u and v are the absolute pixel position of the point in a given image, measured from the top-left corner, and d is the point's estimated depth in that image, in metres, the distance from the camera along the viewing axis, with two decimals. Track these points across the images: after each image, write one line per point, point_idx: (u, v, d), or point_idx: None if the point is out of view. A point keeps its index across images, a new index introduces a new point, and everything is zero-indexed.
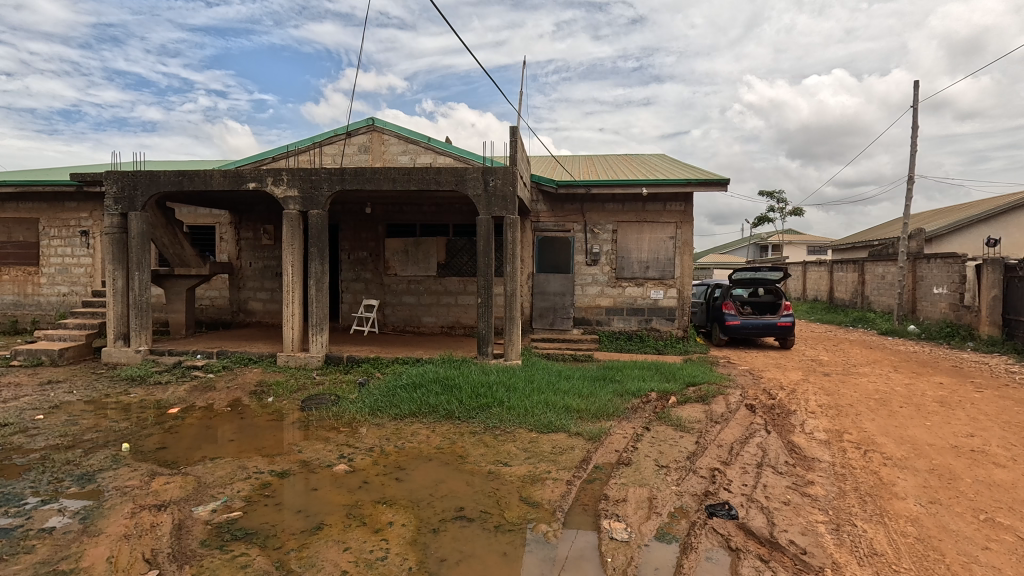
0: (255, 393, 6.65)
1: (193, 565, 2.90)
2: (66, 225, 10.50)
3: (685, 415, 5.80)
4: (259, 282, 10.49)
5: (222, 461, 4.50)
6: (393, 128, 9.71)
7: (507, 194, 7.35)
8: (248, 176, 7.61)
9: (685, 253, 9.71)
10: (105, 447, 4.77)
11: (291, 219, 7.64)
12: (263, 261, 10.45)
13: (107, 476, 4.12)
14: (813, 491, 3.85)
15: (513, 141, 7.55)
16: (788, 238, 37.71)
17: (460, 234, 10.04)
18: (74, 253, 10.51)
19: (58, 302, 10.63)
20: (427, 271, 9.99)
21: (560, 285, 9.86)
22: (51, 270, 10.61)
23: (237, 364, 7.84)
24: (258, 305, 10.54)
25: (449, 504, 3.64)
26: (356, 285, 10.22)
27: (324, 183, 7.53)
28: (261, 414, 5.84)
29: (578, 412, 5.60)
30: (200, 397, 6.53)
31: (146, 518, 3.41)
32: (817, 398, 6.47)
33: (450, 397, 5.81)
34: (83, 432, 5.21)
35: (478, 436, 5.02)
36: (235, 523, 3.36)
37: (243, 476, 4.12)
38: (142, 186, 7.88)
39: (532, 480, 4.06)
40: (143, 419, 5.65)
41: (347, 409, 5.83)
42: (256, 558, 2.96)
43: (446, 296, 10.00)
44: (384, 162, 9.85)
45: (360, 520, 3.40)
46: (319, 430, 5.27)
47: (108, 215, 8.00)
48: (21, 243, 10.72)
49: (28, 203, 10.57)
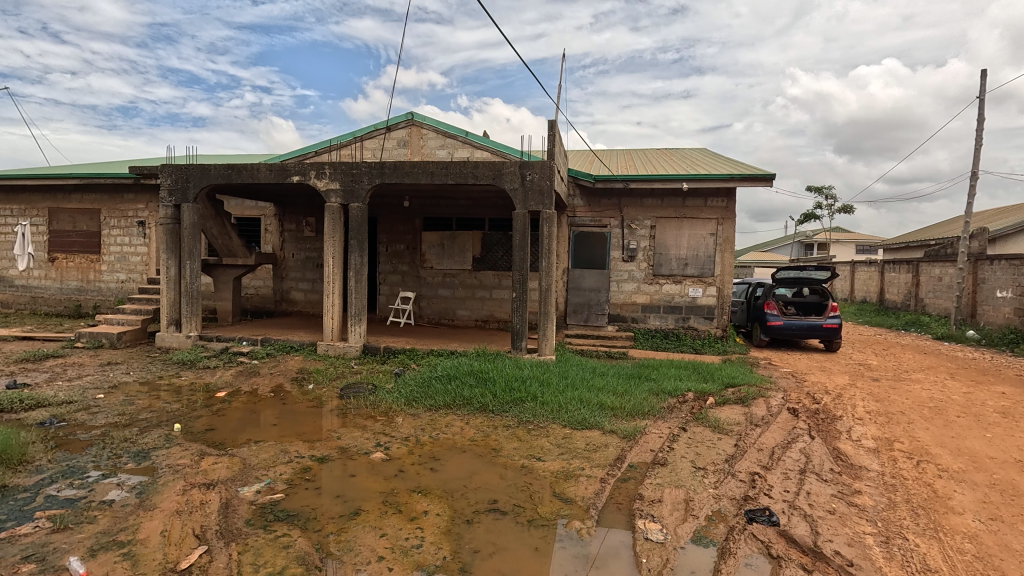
0: (296, 379, 6.89)
1: (240, 542, 3.02)
2: (125, 216, 11.10)
3: (723, 416, 5.65)
4: (301, 272, 10.83)
5: (266, 444, 4.67)
6: (432, 122, 9.81)
7: (543, 189, 7.30)
8: (293, 169, 7.82)
9: (726, 250, 9.44)
10: (159, 427, 5.04)
11: (332, 211, 7.82)
12: (306, 252, 10.77)
13: (161, 454, 4.36)
14: (861, 501, 3.68)
15: (552, 134, 7.51)
16: (835, 236, 36.12)
17: (495, 228, 10.04)
18: (132, 243, 11.10)
19: (117, 289, 11.25)
20: (463, 265, 10.07)
21: (595, 281, 9.75)
22: (111, 258, 11.23)
23: (280, 351, 8.12)
24: (299, 295, 10.89)
25: (482, 496, 3.66)
26: (393, 277, 10.42)
27: (364, 177, 7.66)
28: (302, 400, 6.05)
29: (612, 410, 5.53)
30: (245, 382, 6.81)
31: (196, 495, 3.58)
32: (866, 404, 6.19)
33: (484, 390, 5.85)
34: (139, 411, 5.52)
35: (512, 430, 5.04)
36: (277, 504, 3.49)
37: (285, 460, 4.26)
38: (194, 178, 8.23)
39: (566, 476, 4.04)
40: (192, 401, 5.94)
41: (383, 398, 5.95)
42: (297, 539, 3.06)
43: (481, 290, 10.05)
44: (422, 156, 9.98)
45: (395, 508, 3.47)
46: (356, 418, 5.41)
47: (163, 206, 8.38)
48: (85, 232, 11.38)
49: (91, 195, 11.22)
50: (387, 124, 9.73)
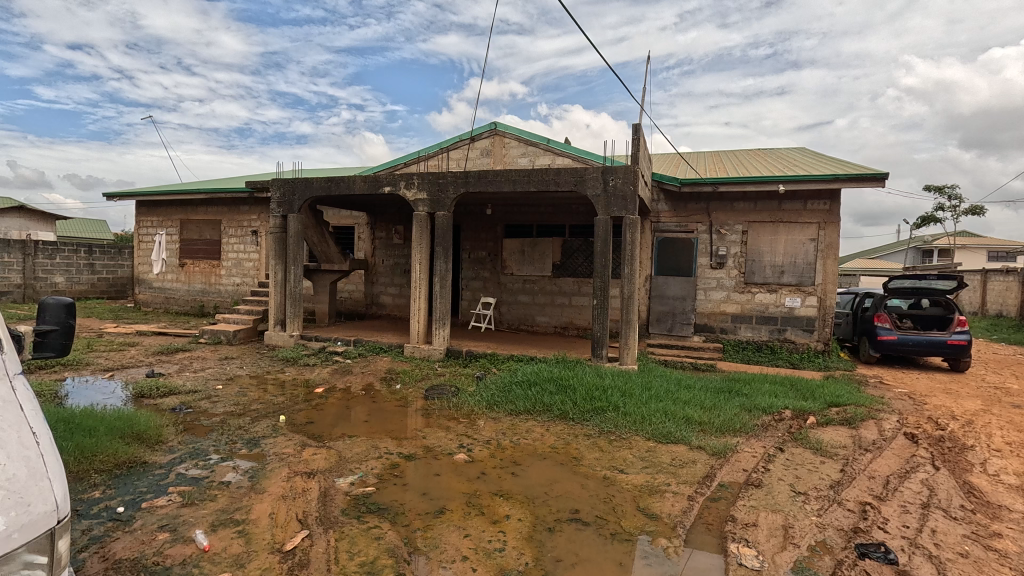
0: (385, 379, 7.26)
1: (337, 530, 3.23)
2: (241, 226, 12.36)
3: (827, 438, 5.17)
4: (389, 277, 11.43)
5: (359, 439, 4.96)
6: (514, 131, 9.98)
7: (627, 194, 7.15)
8: (385, 181, 8.29)
9: (829, 257, 8.68)
10: (267, 417, 5.53)
11: (420, 220, 8.18)
12: (394, 259, 11.36)
13: (269, 442, 4.78)
14: (1002, 546, 3.19)
15: (637, 138, 7.34)
16: (961, 242, 31.96)
17: (576, 234, 9.97)
18: (246, 250, 12.33)
19: (233, 291, 12.54)
20: (543, 271, 10.10)
21: (680, 288, 9.36)
22: (229, 263, 12.55)
23: (371, 351, 8.61)
24: (388, 299, 11.50)
25: (564, 505, 3.63)
26: (475, 283, 10.69)
27: (450, 186, 7.94)
28: (391, 399, 6.36)
29: (700, 424, 5.26)
30: (340, 379, 7.29)
31: (299, 483, 3.87)
32: (1005, 434, 5.38)
33: (565, 397, 5.81)
34: (251, 402, 6.10)
35: (593, 440, 4.95)
36: (369, 497, 3.69)
37: (376, 455, 4.49)
38: (299, 191, 8.98)
39: (650, 490, 3.89)
40: (295, 395, 6.45)
41: (466, 401, 6.09)
42: (387, 532, 3.21)
43: (560, 297, 10.02)
44: (504, 164, 10.17)
45: (478, 509, 3.53)
46: (440, 419, 5.58)
47: (273, 217, 9.23)
48: (208, 240, 12.82)
49: (214, 208, 12.62)
50: (472, 134, 10.04)
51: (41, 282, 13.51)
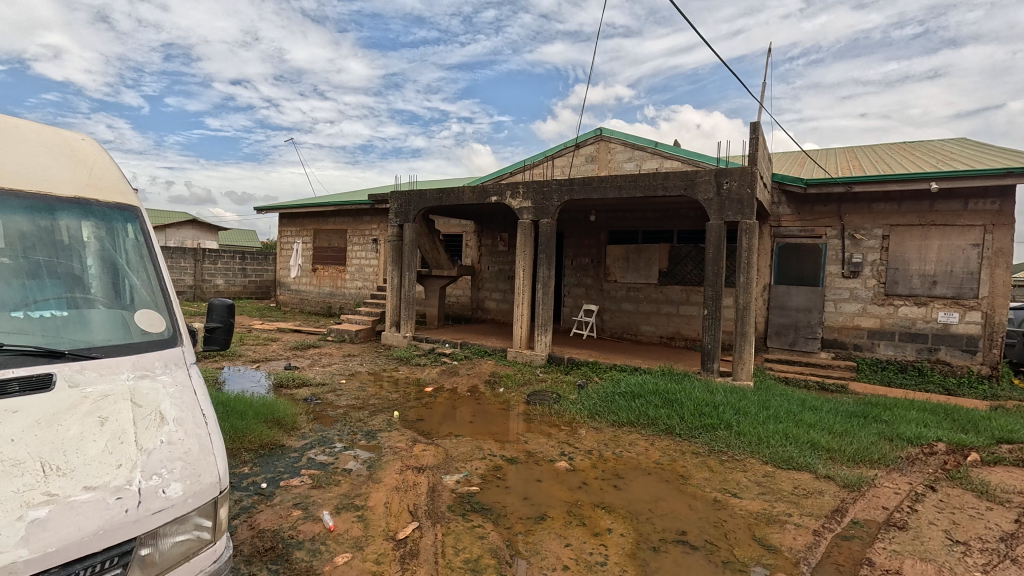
0: (489, 382, 7.48)
1: (444, 524, 3.39)
2: (363, 234, 13.53)
3: (995, 480, 4.36)
4: (494, 283, 11.80)
5: (464, 438, 5.16)
6: (620, 136, 9.81)
7: (743, 197, 6.68)
8: (492, 190, 8.58)
9: (997, 266, 7.37)
10: (383, 412, 5.98)
11: (524, 227, 8.35)
12: (499, 265, 11.71)
13: (384, 435, 5.16)
14: None
15: (755, 137, 6.84)
16: None
17: (685, 240, 9.52)
18: (367, 257, 13.46)
19: (356, 294, 13.75)
20: (648, 279, 9.77)
21: (804, 299, 8.51)
22: (352, 269, 13.79)
23: (476, 354, 8.93)
24: (493, 304, 11.86)
25: (670, 525, 3.46)
26: (577, 290, 10.65)
27: (554, 194, 8.00)
28: (494, 402, 6.54)
29: (828, 451, 4.73)
30: (447, 380, 7.66)
31: (411, 476, 4.13)
32: None
33: (671, 411, 5.56)
34: (370, 397, 6.63)
35: (702, 458, 4.67)
36: (473, 496, 3.82)
37: (480, 456, 4.64)
38: (414, 202, 9.63)
39: (767, 519, 3.58)
40: (407, 393, 6.90)
41: (567, 408, 6.07)
42: (490, 532, 3.30)
43: (667, 306, 9.61)
44: (610, 170, 10.02)
45: (579, 520, 3.50)
46: (542, 425, 5.63)
47: (391, 226, 9.98)
48: (336, 248, 14.20)
49: (342, 218, 13.96)
50: (577, 141, 10.05)
51: (207, 284, 15.93)
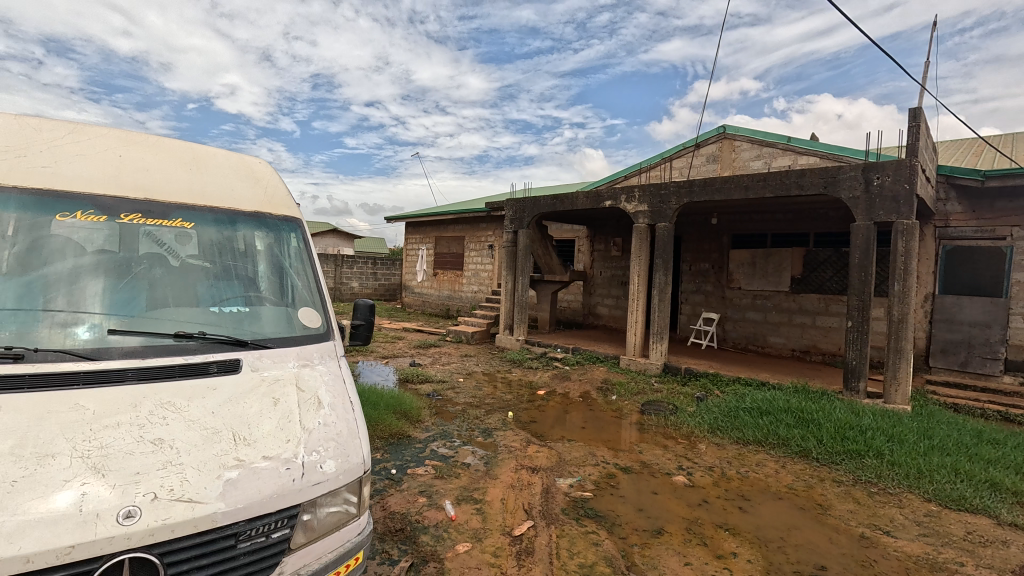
0: (601, 389, 7.39)
1: (558, 526, 3.42)
2: (480, 241, 14.15)
3: None
4: (607, 289, 11.63)
5: (577, 443, 5.16)
6: (747, 132, 9.14)
7: (899, 194, 5.86)
8: (606, 195, 8.48)
9: None
10: (498, 411, 6.20)
11: (640, 232, 8.13)
12: (612, 270, 11.52)
13: (500, 434, 5.35)
14: None
15: (915, 125, 5.96)
16: None
17: (822, 244, 8.58)
18: (483, 262, 14.05)
19: (472, 297, 14.42)
20: (778, 286, 8.96)
21: (980, 312, 7.21)
22: (469, 273, 14.48)
23: (587, 360, 8.88)
24: (605, 310, 11.70)
25: (806, 557, 3.14)
26: (696, 297, 10.10)
27: (673, 196, 7.68)
28: (607, 409, 6.44)
29: (1014, 495, 3.95)
30: (559, 384, 7.70)
31: (525, 475, 4.23)
32: None
33: (806, 433, 5.03)
34: (485, 396, 6.91)
35: (845, 488, 4.17)
36: (587, 502, 3.80)
37: (593, 462, 4.61)
38: (529, 208, 9.86)
39: (930, 566, 3.09)
40: (521, 394, 7.07)
41: (685, 421, 5.77)
42: (605, 540, 3.26)
43: (800, 316, 8.73)
44: (734, 170, 9.39)
45: (700, 539, 3.32)
46: (657, 436, 5.42)
47: (506, 232, 10.32)
48: (455, 253, 15.01)
49: (461, 226, 14.75)
50: (697, 141, 9.58)
51: (344, 286, 17.77)
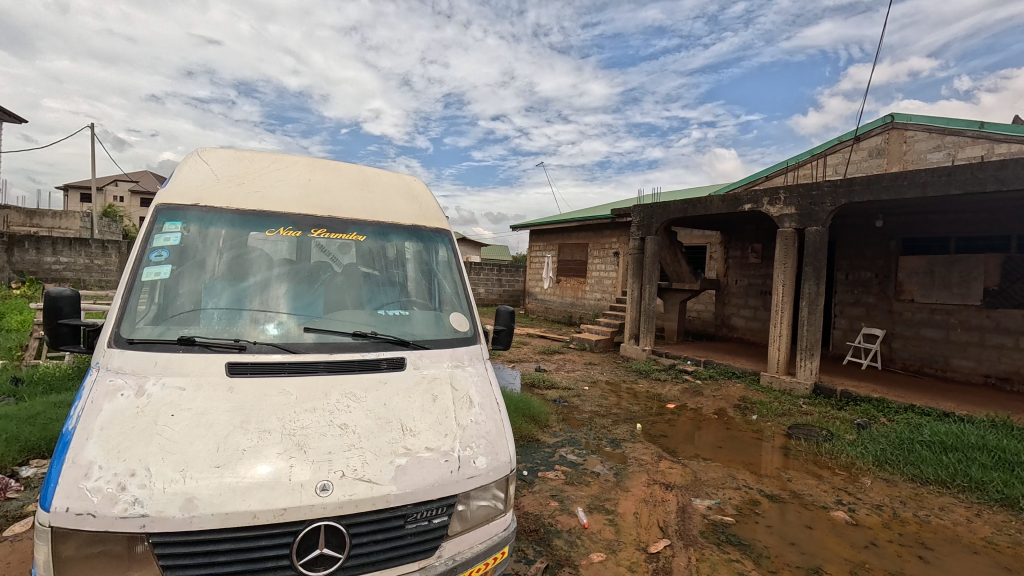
0: (739, 407, 6.85)
1: (697, 549, 3.25)
2: (604, 248, 14.00)
3: None
4: (743, 299, 10.78)
5: (713, 463, 4.86)
6: (922, 120, 7.90)
7: None
8: (745, 198, 7.88)
9: None
10: (626, 423, 6.06)
11: (786, 237, 7.42)
12: (749, 279, 10.66)
13: (629, 445, 5.23)
14: None
15: None
16: None
17: None
18: (607, 269, 13.88)
19: (595, 305, 14.31)
20: (965, 299, 7.56)
21: None
22: (592, 280, 14.39)
23: (722, 375, 8.30)
24: (740, 321, 10.85)
25: None
26: (854, 309, 8.93)
27: (827, 197, 6.90)
28: (746, 430, 5.95)
29: None
30: (690, 399, 7.30)
31: (659, 491, 4.09)
32: None
33: (1012, 478, 4.16)
34: (612, 406, 6.80)
35: None
36: (728, 527, 3.55)
37: (734, 486, 4.29)
38: (657, 214, 9.53)
39: None
40: (649, 407, 6.84)
41: (844, 450, 5.11)
42: (751, 571, 3.02)
43: (997, 335, 7.27)
44: (905, 165, 8.14)
45: None
46: (809, 464, 4.88)
47: (633, 239, 10.08)
48: (578, 260, 15.03)
49: (585, 233, 14.73)
50: (857, 134, 8.50)
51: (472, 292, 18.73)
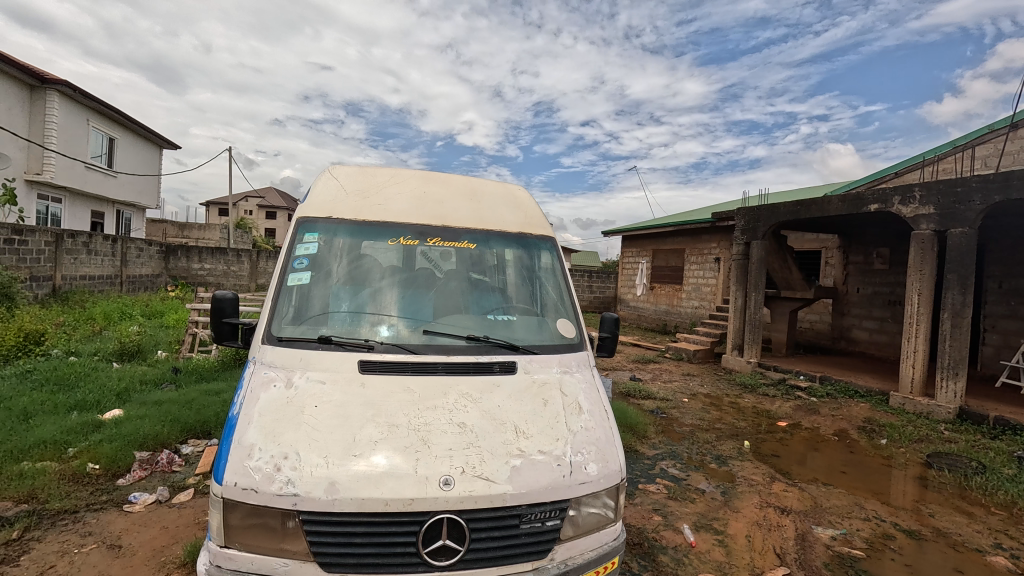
0: (864, 429, 6.17)
1: None
2: (703, 253, 13.34)
3: None
4: (866, 309, 9.72)
5: (836, 489, 4.42)
6: None
7: None
8: (870, 197, 7.11)
9: None
10: (732, 439, 5.72)
11: (922, 240, 6.60)
12: (874, 287, 9.59)
13: (736, 463, 4.93)
14: None
15: None
16: None
17: None
18: (705, 276, 13.20)
19: (693, 313, 13.67)
20: None
21: None
22: (689, 287, 13.77)
23: (841, 394, 7.54)
24: (863, 334, 9.79)
25: None
26: (1010, 323, 7.70)
27: (975, 194, 6.03)
28: (874, 455, 5.34)
29: None
30: (805, 418, 6.71)
31: (773, 515, 3.80)
32: None
33: None
34: (715, 420, 6.44)
35: None
36: (857, 562, 3.21)
37: (862, 516, 3.88)
38: (764, 217, 8.92)
39: None
40: (757, 424, 6.38)
41: (1002, 486, 4.41)
42: None
43: None
44: None
45: None
46: (955, 499, 4.27)
47: (736, 244, 9.51)
48: (674, 266, 14.46)
49: (682, 238, 14.15)
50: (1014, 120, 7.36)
51: None
